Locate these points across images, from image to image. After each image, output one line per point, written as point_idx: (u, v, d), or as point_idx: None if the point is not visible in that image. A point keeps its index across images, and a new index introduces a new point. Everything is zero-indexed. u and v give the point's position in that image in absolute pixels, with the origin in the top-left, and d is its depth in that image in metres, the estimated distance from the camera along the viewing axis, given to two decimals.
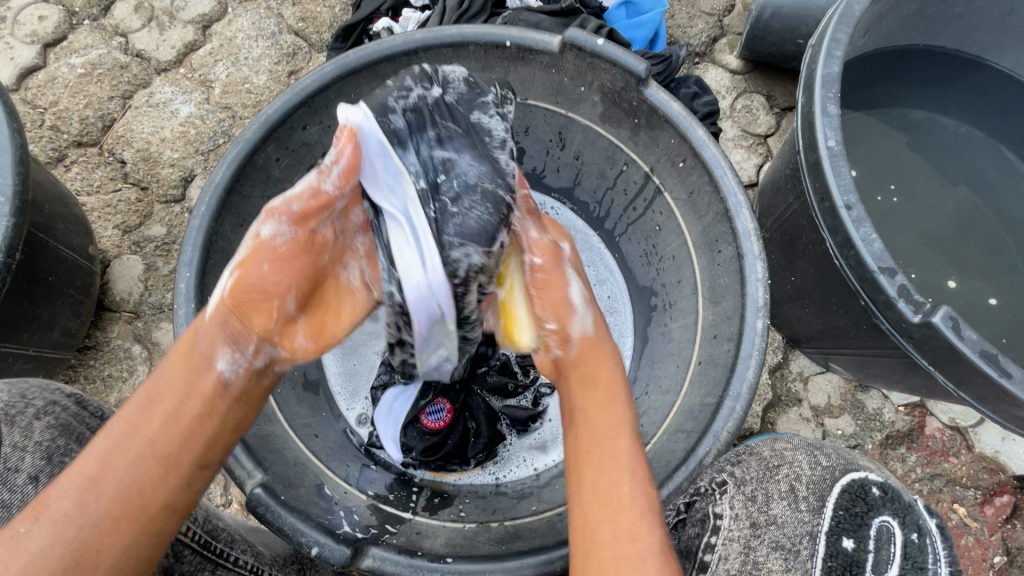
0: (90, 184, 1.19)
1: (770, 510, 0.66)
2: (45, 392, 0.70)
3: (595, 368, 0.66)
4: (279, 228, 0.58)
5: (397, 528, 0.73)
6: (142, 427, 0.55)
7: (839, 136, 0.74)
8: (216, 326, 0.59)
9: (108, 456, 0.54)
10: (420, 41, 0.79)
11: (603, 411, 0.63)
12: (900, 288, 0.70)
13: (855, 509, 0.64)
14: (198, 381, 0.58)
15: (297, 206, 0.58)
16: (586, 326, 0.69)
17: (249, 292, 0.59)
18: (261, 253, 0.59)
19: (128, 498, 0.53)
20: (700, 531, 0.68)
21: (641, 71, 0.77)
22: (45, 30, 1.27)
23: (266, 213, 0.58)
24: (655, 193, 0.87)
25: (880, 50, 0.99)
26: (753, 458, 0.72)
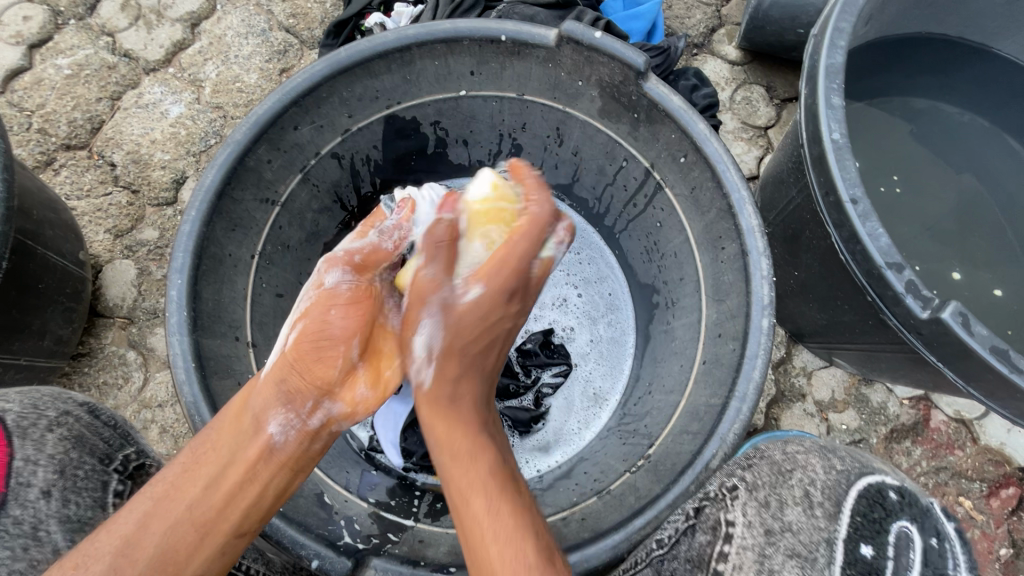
0: (80, 188, 1.17)
1: (784, 517, 0.63)
2: (58, 402, 0.68)
3: (440, 429, 0.62)
4: (339, 276, 0.71)
5: (399, 537, 0.71)
6: (183, 492, 0.56)
7: (844, 128, 0.72)
8: (271, 387, 0.63)
9: (148, 516, 0.54)
10: (412, 37, 0.77)
11: (461, 471, 0.59)
12: (908, 282, 0.68)
13: (872, 515, 0.62)
14: (247, 442, 0.60)
15: (358, 256, 0.74)
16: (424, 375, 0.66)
17: (314, 341, 0.66)
18: (324, 301, 0.69)
19: (161, 565, 0.52)
20: (711, 539, 0.64)
21: (641, 64, 0.75)
22: (30, 31, 1.24)
23: (328, 263, 0.72)
24: (656, 188, 0.86)
25: (882, 38, 0.98)
26: (764, 461, 0.69)
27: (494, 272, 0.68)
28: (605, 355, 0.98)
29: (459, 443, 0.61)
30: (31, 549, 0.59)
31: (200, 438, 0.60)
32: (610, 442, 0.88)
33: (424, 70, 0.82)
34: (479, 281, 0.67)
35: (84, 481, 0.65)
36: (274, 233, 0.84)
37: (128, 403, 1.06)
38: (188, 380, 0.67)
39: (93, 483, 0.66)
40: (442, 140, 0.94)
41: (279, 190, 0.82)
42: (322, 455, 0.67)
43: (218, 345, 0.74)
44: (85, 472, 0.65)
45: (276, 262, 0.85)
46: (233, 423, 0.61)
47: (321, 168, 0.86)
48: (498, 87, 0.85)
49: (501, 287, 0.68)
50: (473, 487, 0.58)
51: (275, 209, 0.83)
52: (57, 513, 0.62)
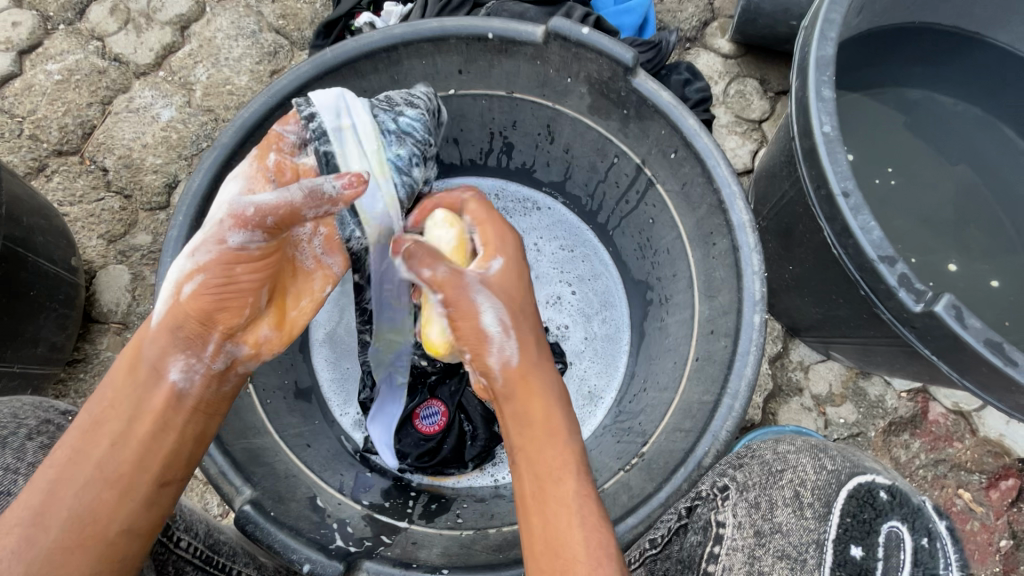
0: (72, 194, 1.17)
1: (774, 518, 0.66)
2: (39, 411, 0.69)
3: (531, 407, 0.61)
4: (246, 236, 0.57)
5: (392, 539, 0.71)
6: (89, 452, 0.55)
7: (835, 121, 0.72)
8: (166, 335, 0.58)
9: (53, 485, 0.54)
10: (398, 36, 0.76)
11: (551, 456, 0.59)
12: (900, 276, 0.68)
13: (862, 515, 0.63)
14: (151, 396, 0.58)
15: (271, 219, 0.56)
16: (505, 358, 0.63)
17: (213, 293, 0.57)
18: (225, 258, 0.57)
19: (80, 526, 0.53)
20: (702, 539, 0.67)
21: (628, 60, 0.74)
22: (20, 37, 1.24)
23: (233, 220, 0.56)
24: (648, 185, 0.85)
25: (875, 28, 0.97)
26: (756, 460, 0.72)
27: (495, 237, 0.67)
28: (600, 352, 0.98)
29: (547, 436, 0.60)
30: None
31: (98, 399, 0.58)
32: (605, 440, 0.87)
33: (412, 69, 0.81)
34: (493, 252, 0.66)
35: None
36: None
37: None
38: None
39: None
40: None
41: None
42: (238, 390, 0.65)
43: None
44: None
45: None
46: (134, 377, 0.58)
47: None
48: (487, 85, 0.85)
49: (511, 246, 0.68)
50: (553, 475, 0.58)
51: None
52: None
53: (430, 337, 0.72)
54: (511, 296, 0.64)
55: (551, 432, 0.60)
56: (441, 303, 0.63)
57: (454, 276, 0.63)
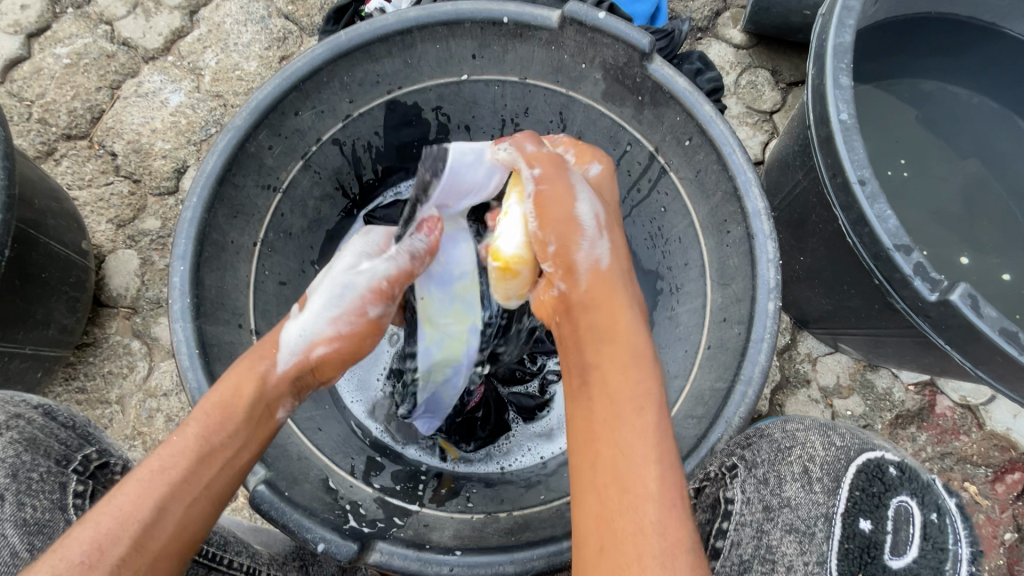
0: (81, 178, 1.17)
1: (783, 493, 0.69)
2: (8, 406, 0.69)
3: (610, 320, 0.62)
4: (382, 309, 0.66)
5: (404, 521, 0.71)
6: (201, 474, 0.57)
7: (852, 109, 0.71)
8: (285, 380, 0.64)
9: (166, 501, 0.54)
10: (413, 19, 0.76)
11: (638, 382, 0.58)
12: (916, 265, 0.67)
13: (871, 489, 0.67)
14: (259, 428, 0.62)
15: (396, 287, 0.66)
16: (594, 259, 0.64)
17: (341, 358, 0.66)
18: (364, 330, 0.66)
19: (182, 539, 0.54)
20: (712, 517, 0.68)
21: (645, 45, 0.73)
22: (29, 20, 1.23)
23: (375, 294, 0.65)
24: (661, 172, 0.85)
25: (889, 19, 0.97)
26: (764, 440, 0.73)
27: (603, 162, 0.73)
28: None
29: (626, 361, 0.59)
30: None
31: (207, 423, 0.59)
32: None
33: (426, 53, 0.81)
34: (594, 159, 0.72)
35: (39, 484, 0.65)
36: (276, 220, 0.83)
37: (133, 393, 1.06)
38: (192, 366, 0.67)
39: (48, 485, 0.65)
40: (444, 126, 0.93)
41: (279, 177, 0.81)
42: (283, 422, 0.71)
43: (221, 332, 0.74)
44: (40, 474, 0.65)
45: (278, 249, 0.85)
46: (247, 410, 0.61)
47: (322, 154, 0.85)
48: (501, 70, 0.84)
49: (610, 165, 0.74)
50: (630, 412, 0.56)
51: (277, 195, 0.82)
52: (12, 516, 0.62)
53: (498, 248, 0.67)
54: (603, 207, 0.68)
55: (632, 363, 0.59)
56: (536, 177, 0.64)
57: (546, 162, 0.65)
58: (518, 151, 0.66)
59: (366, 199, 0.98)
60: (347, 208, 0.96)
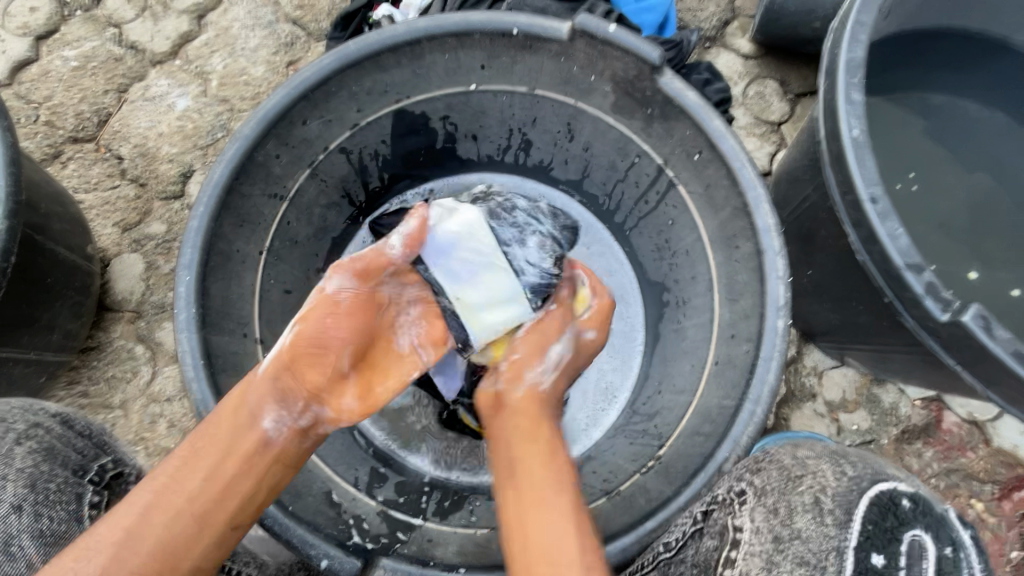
0: (87, 180, 1.17)
1: (794, 524, 0.57)
2: (26, 415, 0.67)
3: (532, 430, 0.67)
4: (343, 283, 0.71)
5: (408, 536, 0.72)
6: (184, 482, 0.57)
7: (863, 125, 0.71)
8: (267, 384, 0.65)
9: (148, 509, 0.55)
10: (422, 30, 0.75)
11: (543, 451, 0.64)
12: (928, 284, 0.67)
13: (886, 523, 0.56)
14: (242, 438, 0.61)
15: (360, 263, 0.72)
16: (540, 383, 0.73)
17: (310, 346, 0.67)
18: (323, 306, 0.70)
19: (163, 552, 0.54)
20: (719, 544, 0.61)
21: (656, 59, 0.73)
22: (37, 22, 1.23)
23: (334, 270, 0.71)
24: (669, 185, 0.84)
25: (899, 32, 0.97)
26: (773, 466, 0.62)
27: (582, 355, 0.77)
28: (617, 349, 0.97)
29: (532, 448, 0.65)
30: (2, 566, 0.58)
31: (193, 435, 0.61)
32: (618, 442, 0.87)
33: (435, 63, 0.80)
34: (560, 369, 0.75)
35: (57, 494, 0.63)
36: (283, 229, 0.83)
37: (136, 398, 1.06)
38: (197, 376, 0.66)
39: (67, 496, 0.64)
40: (452, 135, 0.93)
41: (287, 186, 0.81)
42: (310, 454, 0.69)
43: (226, 342, 0.74)
44: (57, 485, 0.64)
45: (284, 258, 0.84)
46: (232, 418, 0.62)
47: (329, 163, 0.85)
48: (510, 81, 0.84)
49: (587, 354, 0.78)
50: (541, 477, 0.62)
51: (283, 204, 0.82)
52: (29, 528, 0.60)
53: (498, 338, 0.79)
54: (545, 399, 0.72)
55: (555, 453, 0.64)
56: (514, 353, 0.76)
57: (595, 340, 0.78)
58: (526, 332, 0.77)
59: (373, 206, 0.97)
60: (353, 216, 0.95)
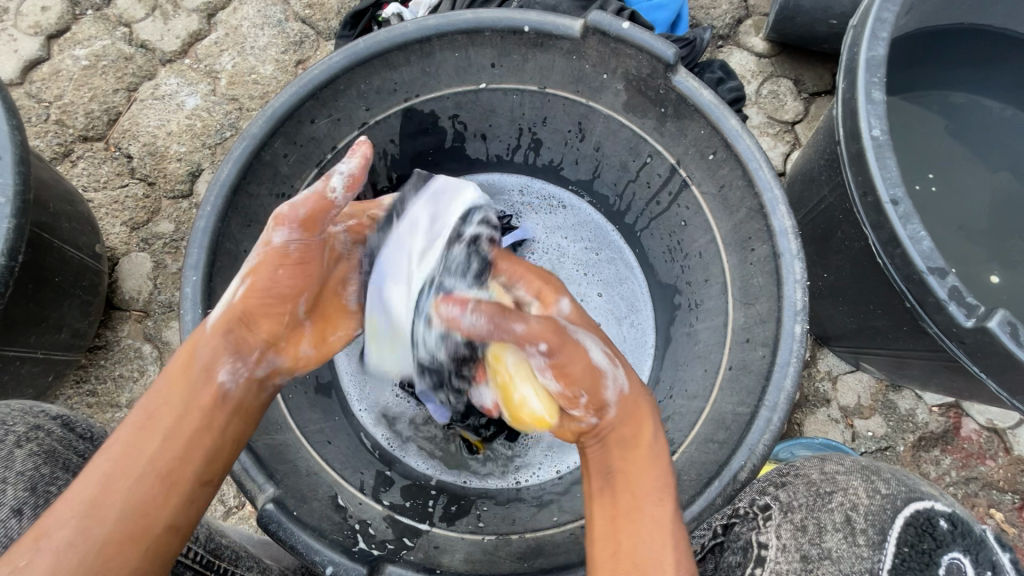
0: (97, 179, 1.17)
1: (824, 543, 0.61)
2: (28, 417, 0.66)
3: (635, 442, 0.61)
4: (289, 234, 0.61)
5: (414, 543, 0.70)
6: (145, 445, 0.54)
7: (885, 125, 0.68)
8: (216, 336, 0.59)
9: (108, 477, 0.53)
10: (432, 28, 0.74)
11: (650, 474, 0.59)
12: (951, 289, 0.65)
13: (921, 546, 0.59)
14: (198, 395, 0.58)
15: (302, 211, 0.60)
16: (619, 388, 0.62)
17: (261, 297, 0.60)
18: (270, 259, 0.61)
19: (132, 519, 0.52)
20: (742, 560, 0.64)
21: (670, 57, 0.71)
22: (49, 21, 1.24)
23: (274, 220, 0.61)
24: (682, 186, 0.82)
25: (918, 30, 0.95)
26: (801, 480, 0.68)
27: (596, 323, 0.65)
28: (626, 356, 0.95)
29: (636, 468, 0.60)
30: None
31: (151, 394, 0.58)
32: None
33: (444, 61, 0.79)
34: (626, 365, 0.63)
35: (59, 498, 0.62)
36: None
37: (143, 397, 1.06)
38: None
39: None
40: (460, 134, 0.92)
41: (294, 185, 0.80)
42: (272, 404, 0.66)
43: None
44: (58, 488, 0.62)
45: None
46: (190, 375, 0.58)
47: (338, 162, 0.84)
48: (520, 80, 0.83)
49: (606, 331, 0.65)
50: (642, 499, 0.58)
51: (291, 204, 0.81)
52: None
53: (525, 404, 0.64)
54: (635, 401, 0.63)
55: (653, 464, 0.60)
56: (545, 352, 0.57)
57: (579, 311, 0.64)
58: (573, 364, 0.59)
59: None
60: None
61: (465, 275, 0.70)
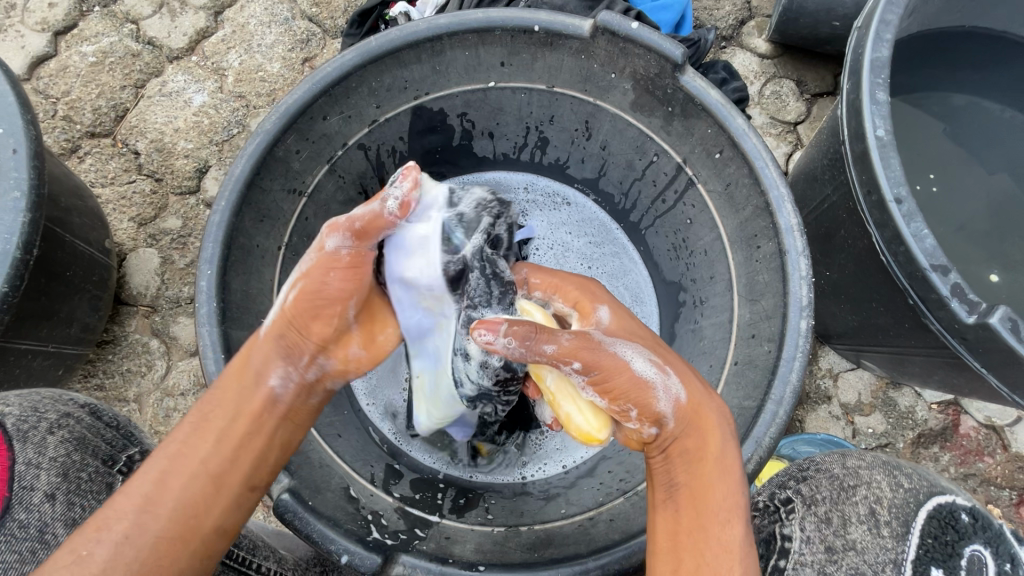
0: (104, 175, 1.18)
1: (848, 535, 0.63)
2: (59, 405, 0.68)
3: (700, 451, 0.59)
4: (341, 241, 0.60)
5: (426, 533, 0.71)
6: (197, 446, 0.58)
7: (889, 125, 0.70)
8: (269, 342, 0.62)
9: (164, 474, 0.56)
10: (443, 26, 0.75)
11: (717, 488, 0.58)
12: (954, 286, 0.66)
13: (944, 537, 0.60)
14: (246, 400, 0.61)
15: (359, 222, 0.60)
16: (674, 398, 0.59)
17: (310, 301, 0.60)
18: (323, 264, 0.60)
19: (183, 517, 0.55)
20: (766, 552, 0.66)
21: (678, 57, 0.73)
22: (56, 18, 1.24)
23: (329, 228, 0.60)
24: (688, 184, 0.84)
25: (921, 33, 0.96)
26: (823, 475, 0.69)
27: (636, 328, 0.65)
28: None
29: (703, 479, 0.58)
30: (38, 553, 0.59)
31: (205, 398, 0.61)
32: None
33: (455, 60, 0.80)
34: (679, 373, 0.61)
35: (88, 484, 0.65)
36: (301, 224, 0.83)
37: (151, 391, 1.07)
38: (217, 370, 0.66)
39: (97, 485, 0.65)
40: (468, 132, 0.93)
41: (306, 181, 0.81)
42: (323, 407, 0.67)
43: (246, 336, 0.74)
44: (89, 474, 0.65)
45: (302, 253, 0.84)
46: (240, 380, 0.61)
47: (348, 158, 0.85)
48: (528, 78, 0.84)
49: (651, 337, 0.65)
50: (708, 515, 0.57)
51: (302, 199, 0.82)
52: (62, 516, 0.61)
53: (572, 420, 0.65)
54: (695, 409, 0.60)
55: (721, 477, 0.58)
56: (579, 370, 0.58)
57: (620, 317, 0.66)
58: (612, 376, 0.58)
59: None
60: None
61: (494, 304, 0.72)
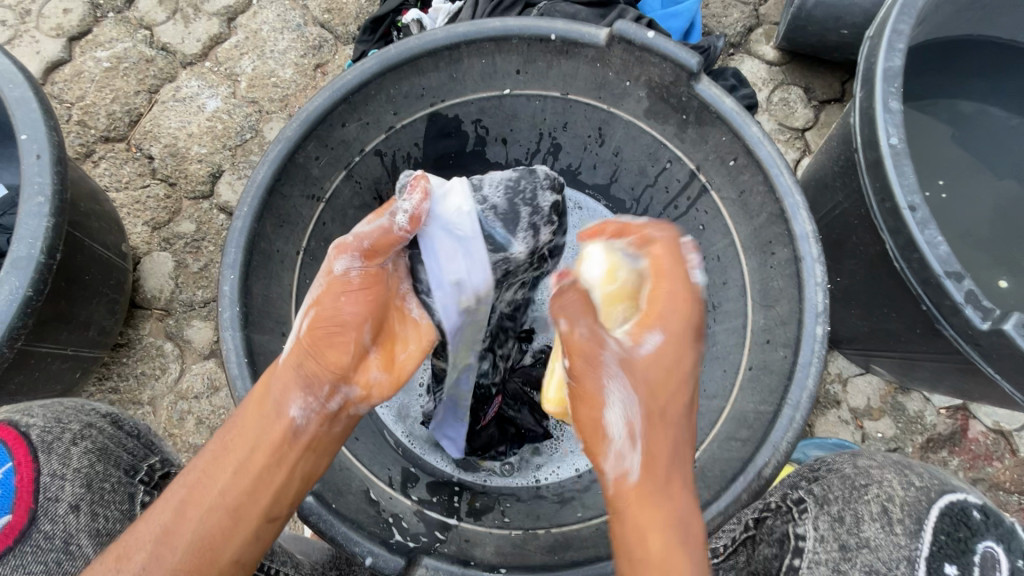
0: (119, 179, 1.19)
1: (861, 532, 0.64)
2: (81, 414, 0.69)
3: (642, 525, 0.53)
4: (350, 263, 0.63)
5: (446, 535, 0.72)
6: (215, 478, 0.57)
7: (902, 133, 0.71)
8: (289, 370, 0.61)
9: (182, 505, 0.56)
10: (462, 35, 0.76)
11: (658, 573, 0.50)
12: (968, 292, 0.67)
13: (957, 534, 0.62)
14: (264, 432, 0.59)
15: (367, 242, 0.63)
16: (624, 467, 0.56)
17: (325, 328, 0.62)
18: (334, 288, 0.63)
19: (199, 550, 0.55)
20: (779, 552, 0.67)
21: (694, 65, 0.74)
22: (71, 24, 1.25)
23: (338, 249, 0.63)
24: (701, 191, 0.85)
25: (936, 38, 0.98)
26: (834, 475, 0.69)
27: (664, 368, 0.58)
28: None
29: (645, 553, 0.52)
30: (63, 565, 0.60)
31: (228, 426, 0.61)
32: None
33: (471, 67, 0.81)
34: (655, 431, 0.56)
35: (111, 494, 0.66)
36: (318, 229, 0.84)
37: (165, 394, 1.08)
38: (240, 375, 0.67)
39: (120, 496, 0.66)
40: (482, 139, 0.94)
41: (324, 187, 0.82)
42: (348, 436, 0.66)
43: (266, 340, 0.75)
44: (112, 484, 0.66)
45: (319, 258, 0.85)
46: (259, 411, 0.61)
47: (365, 164, 0.86)
48: (543, 85, 0.85)
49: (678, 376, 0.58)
50: None
51: (320, 205, 0.82)
52: (86, 527, 0.63)
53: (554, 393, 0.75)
54: (649, 480, 0.55)
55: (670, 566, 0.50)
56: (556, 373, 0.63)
57: (665, 345, 0.58)
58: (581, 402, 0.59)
59: None
60: None
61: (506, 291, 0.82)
